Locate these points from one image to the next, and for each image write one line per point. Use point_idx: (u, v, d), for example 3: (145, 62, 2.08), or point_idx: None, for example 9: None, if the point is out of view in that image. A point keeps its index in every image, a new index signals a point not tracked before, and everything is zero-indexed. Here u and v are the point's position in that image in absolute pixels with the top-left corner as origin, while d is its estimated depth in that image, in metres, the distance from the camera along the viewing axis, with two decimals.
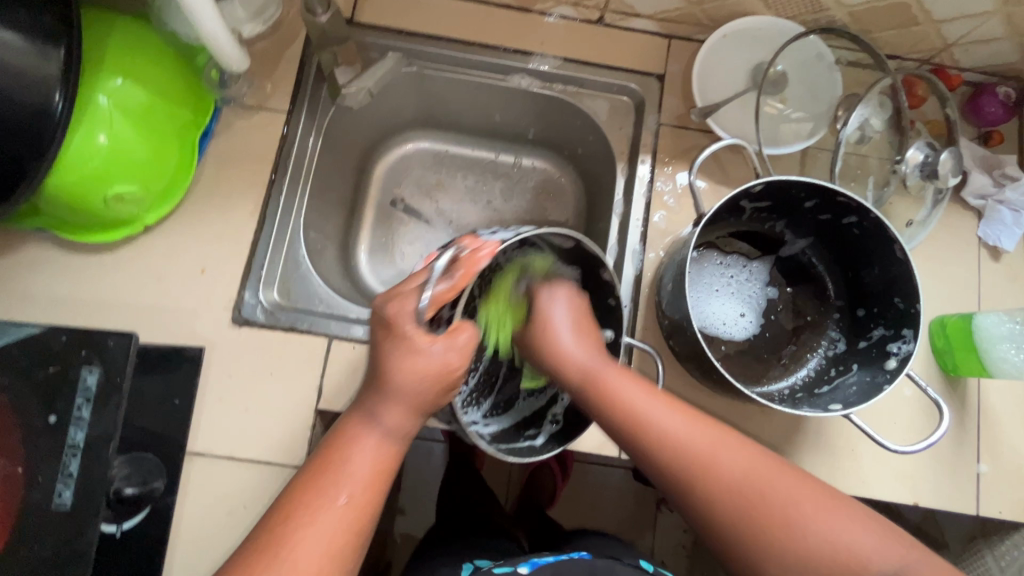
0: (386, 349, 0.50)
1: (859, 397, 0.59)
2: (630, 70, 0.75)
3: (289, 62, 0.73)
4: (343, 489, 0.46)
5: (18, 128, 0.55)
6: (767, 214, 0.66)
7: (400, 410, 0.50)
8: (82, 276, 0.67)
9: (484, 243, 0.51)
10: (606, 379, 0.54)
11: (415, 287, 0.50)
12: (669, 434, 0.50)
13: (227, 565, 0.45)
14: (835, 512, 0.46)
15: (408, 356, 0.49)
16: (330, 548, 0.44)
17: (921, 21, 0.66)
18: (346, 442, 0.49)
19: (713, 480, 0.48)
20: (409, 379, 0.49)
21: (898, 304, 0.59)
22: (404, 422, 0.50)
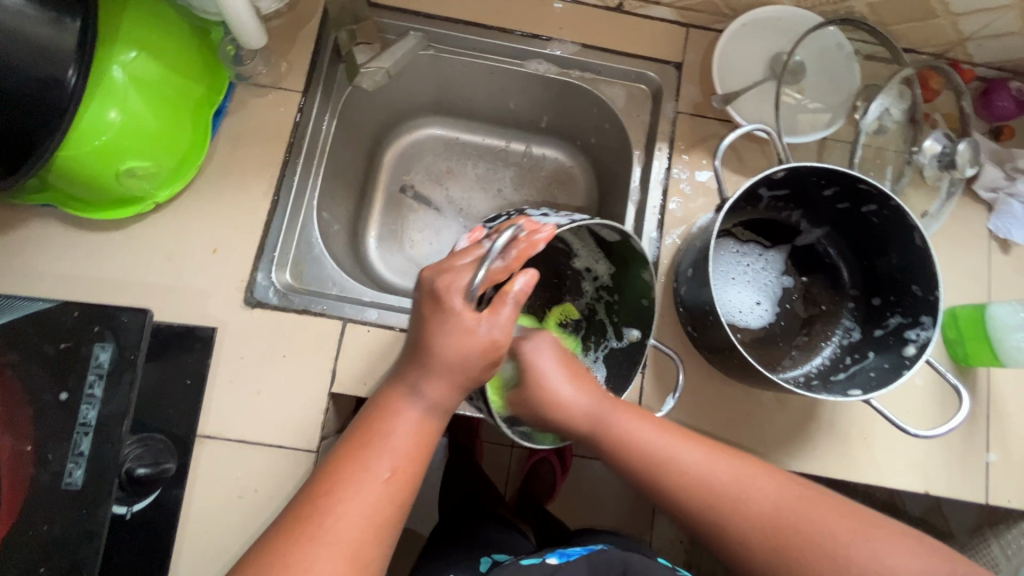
0: (433, 322, 0.48)
1: (878, 382, 0.59)
2: (648, 57, 0.75)
3: (305, 40, 0.72)
4: (385, 462, 0.47)
5: (29, 99, 0.53)
6: (785, 202, 0.66)
7: (442, 385, 0.49)
8: (92, 254, 0.65)
9: (541, 226, 0.50)
10: (614, 423, 0.54)
11: (468, 263, 0.48)
12: (693, 479, 0.50)
13: (264, 537, 0.45)
14: (873, 537, 0.46)
15: (455, 332, 0.47)
16: (369, 521, 0.45)
17: (939, 14, 0.67)
18: (388, 413, 0.49)
19: (748, 516, 0.48)
20: (456, 354, 0.47)
21: (916, 292, 0.59)
22: (446, 397, 0.49)
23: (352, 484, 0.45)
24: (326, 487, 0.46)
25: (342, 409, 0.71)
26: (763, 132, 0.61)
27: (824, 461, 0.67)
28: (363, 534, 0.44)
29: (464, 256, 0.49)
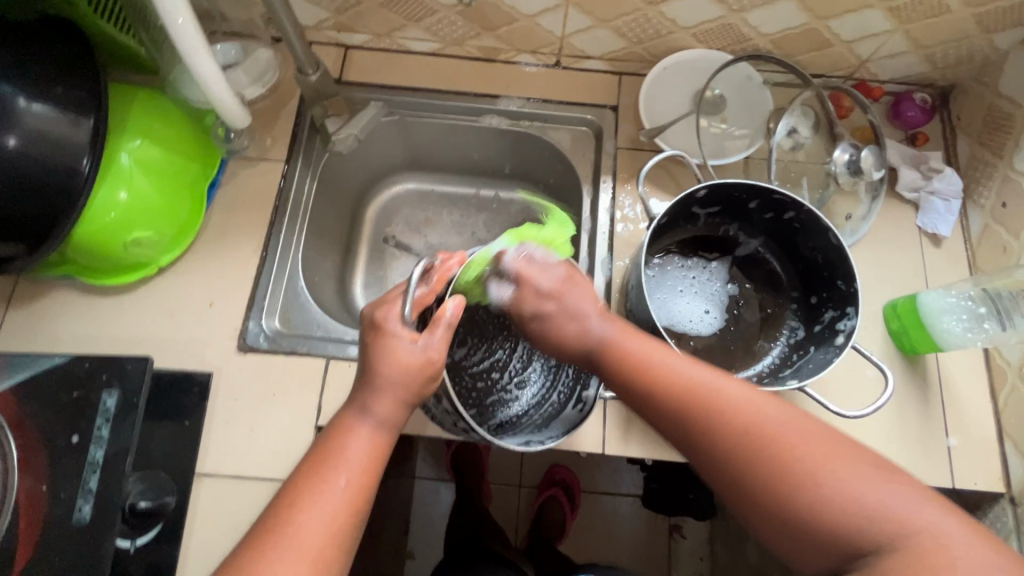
0: (375, 347, 0.54)
1: (816, 371, 0.64)
2: (586, 104, 0.85)
3: (286, 118, 0.83)
4: (344, 475, 0.50)
5: (48, 186, 0.63)
6: (719, 218, 0.73)
7: (388, 401, 0.53)
8: (105, 315, 0.74)
9: (453, 255, 0.62)
10: (618, 339, 0.56)
11: (400, 294, 0.57)
12: (694, 390, 0.50)
13: (232, 557, 0.47)
14: (861, 466, 0.43)
15: (396, 355, 0.53)
16: (331, 530, 0.48)
17: (834, 43, 0.76)
18: (342, 433, 0.53)
19: (717, 424, 0.48)
20: (398, 372, 0.53)
21: (841, 286, 0.65)
22: (393, 411, 0.54)
23: (312, 500, 0.48)
24: (287, 507, 0.48)
25: None
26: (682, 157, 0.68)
27: None
28: (327, 542, 0.47)
29: (397, 291, 0.58)
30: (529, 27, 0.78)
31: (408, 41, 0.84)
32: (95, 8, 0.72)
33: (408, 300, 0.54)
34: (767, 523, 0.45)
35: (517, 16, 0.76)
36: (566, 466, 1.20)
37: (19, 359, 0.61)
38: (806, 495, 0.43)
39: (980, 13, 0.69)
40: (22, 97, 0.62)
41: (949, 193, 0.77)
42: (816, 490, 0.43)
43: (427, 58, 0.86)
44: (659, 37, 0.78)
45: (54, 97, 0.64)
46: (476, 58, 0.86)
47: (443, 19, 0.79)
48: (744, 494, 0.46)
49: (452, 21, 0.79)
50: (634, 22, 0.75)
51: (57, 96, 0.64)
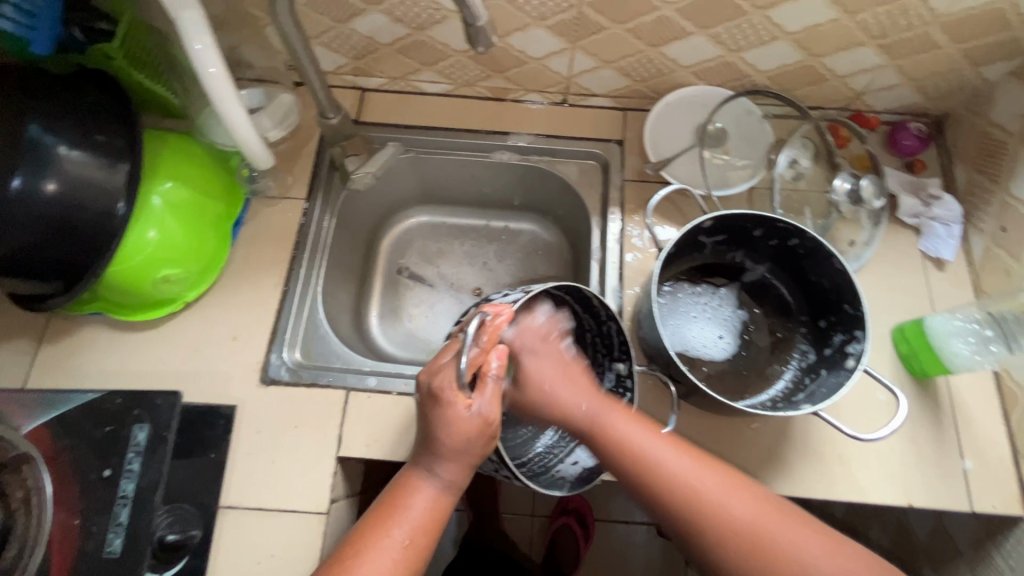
0: (432, 414, 0.55)
1: (829, 395, 0.65)
2: (594, 138, 0.88)
3: (307, 158, 0.87)
4: (405, 531, 0.53)
5: (86, 228, 0.67)
6: (726, 246, 0.75)
7: (455, 466, 0.55)
8: (132, 350, 0.76)
9: (500, 308, 0.62)
10: (608, 424, 0.58)
11: (450, 358, 0.57)
12: (624, 441, 0.57)
13: None
14: (831, 549, 0.50)
15: (455, 422, 0.54)
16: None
17: (829, 77, 0.79)
18: (406, 490, 0.55)
19: (704, 512, 0.52)
20: (460, 437, 0.54)
21: (848, 310, 0.66)
22: (459, 475, 0.56)
23: (374, 556, 0.51)
24: (349, 559, 0.52)
25: (350, 472, 0.77)
26: (685, 190, 0.72)
27: (804, 481, 0.70)
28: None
29: (445, 355, 0.58)
30: (538, 68, 0.82)
31: (421, 83, 0.88)
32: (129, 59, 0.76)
33: (464, 363, 0.54)
34: None
35: (526, 59, 0.80)
36: (580, 494, 1.18)
37: (54, 397, 0.63)
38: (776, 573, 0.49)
39: (967, 48, 0.72)
40: (62, 145, 0.66)
41: (950, 218, 0.79)
42: (727, 527, 0.51)
43: (439, 98, 0.90)
44: (661, 76, 0.81)
45: (92, 145, 0.68)
46: (487, 98, 0.90)
47: (455, 63, 0.83)
48: (701, 547, 0.52)
49: (464, 65, 0.83)
50: (637, 62, 0.79)
51: (95, 143, 0.68)
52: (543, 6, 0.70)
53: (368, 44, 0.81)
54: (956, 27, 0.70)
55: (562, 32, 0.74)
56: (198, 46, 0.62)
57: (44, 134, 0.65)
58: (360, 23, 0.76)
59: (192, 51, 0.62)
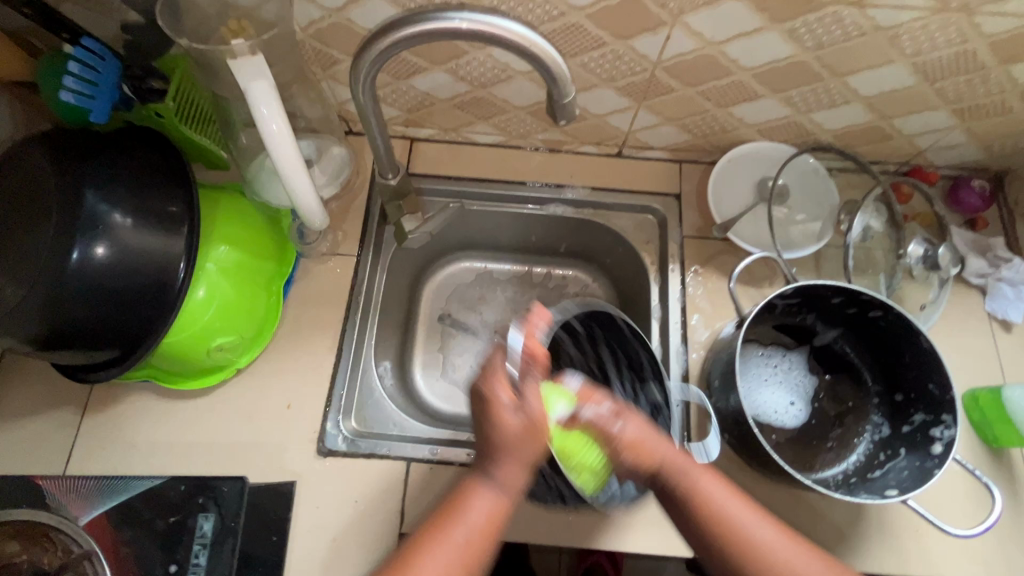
0: (485, 414, 0.53)
1: (913, 480, 0.62)
2: (650, 192, 0.87)
3: (357, 212, 0.84)
4: (446, 565, 0.47)
5: (147, 296, 0.65)
6: (797, 309, 0.73)
7: (514, 469, 0.51)
8: (182, 420, 0.73)
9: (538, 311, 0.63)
10: (694, 476, 0.54)
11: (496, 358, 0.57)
12: (708, 497, 0.53)
13: None
14: None
15: (504, 420, 0.52)
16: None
17: (895, 137, 0.78)
18: (466, 495, 0.51)
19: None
20: (514, 436, 0.52)
21: (933, 390, 0.65)
22: (518, 479, 0.51)
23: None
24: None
25: None
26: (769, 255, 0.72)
27: (885, 559, 0.68)
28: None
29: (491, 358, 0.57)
30: (598, 124, 0.80)
31: (474, 134, 0.86)
32: (178, 113, 0.72)
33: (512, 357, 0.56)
34: None
35: (587, 116, 0.78)
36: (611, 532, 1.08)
37: (115, 484, 0.69)
38: None
39: None
40: (116, 213, 0.63)
41: (1018, 279, 0.78)
42: None
43: (491, 149, 0.88)
44: (724, 132, 0.80)
45: (152, 210, 0.65)
46: (540, 149, 0.88)
47: (512, 117, 0.81)
48: None
49: (521, 120, 0.81)
50: (702, 121, 0.77)
51: (155, 207, 0.66)
52: (615, 70, 0.68)
53: (425, 99, 0.78)
54: None
55: (630, 92, 0.72)
56: (265, 112, 0.58)
57: (100, 203, 0.62)
58: (420, 80, 0.74)
59: (258, 116, 0.58)
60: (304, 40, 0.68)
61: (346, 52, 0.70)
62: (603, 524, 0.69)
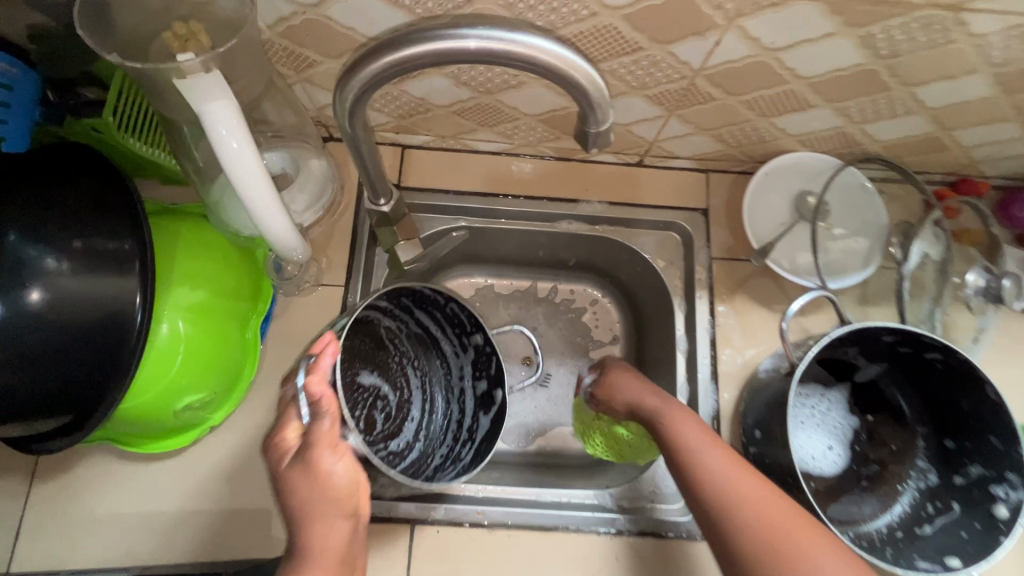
0: (290, 484, 0.45)
1: (981, 548, 0.57)
2: (674, 207, 0.77)
3: (343, 234, 0.73)
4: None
5: (97, 357, 0.54)
6: (840, 346, 0.65)
7: (334, 531, 0.45)
8: (149, 487, 0.64)
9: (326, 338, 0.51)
10: (736, 486, 0.49)
11: (290, 416, 0.47)
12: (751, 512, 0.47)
13: None
14: None
15: (314, 481, 0.44)
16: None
17: (951, 148, 0.70)
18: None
19: None
20: (319, 498, 0.45)
21: (996, 444, 0.59)
22: (339, 537, 0.45)
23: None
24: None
25: None
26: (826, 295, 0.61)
27: None
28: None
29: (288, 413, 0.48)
30: (619, 133, 0.70)
31: (475, 141, 0.75)
32: (123, 126, 0.60)
33: (301, 407, 0.46)
34: None
35: None
36: None
37: None
38: None
39: None
40: (50, 256, 0.52)
41: None
42: None
43: (494, 158, 0.78)
44: (762, 142, 0.70)
45: (95, 254, 0.54)
46: (550, 158, 0.78)
47: (521, 125, 0.70)
48: None
49: (531, 127, 0.71)
50: (739, 131, 0.68)
51: (99, 250, 0.54)
52: (649, 77, 0.57)
53: (419, 104, 0.67)
54: None
55: (662, 101, 0.62)
56: (223, 133, 0.46)
57: (27, 246, 0.51)
58: (415, 85, 0.63)
59: (215, 137, 0.46)
60: (272, 39, 0.56)
61: (324, 54, 0.58)
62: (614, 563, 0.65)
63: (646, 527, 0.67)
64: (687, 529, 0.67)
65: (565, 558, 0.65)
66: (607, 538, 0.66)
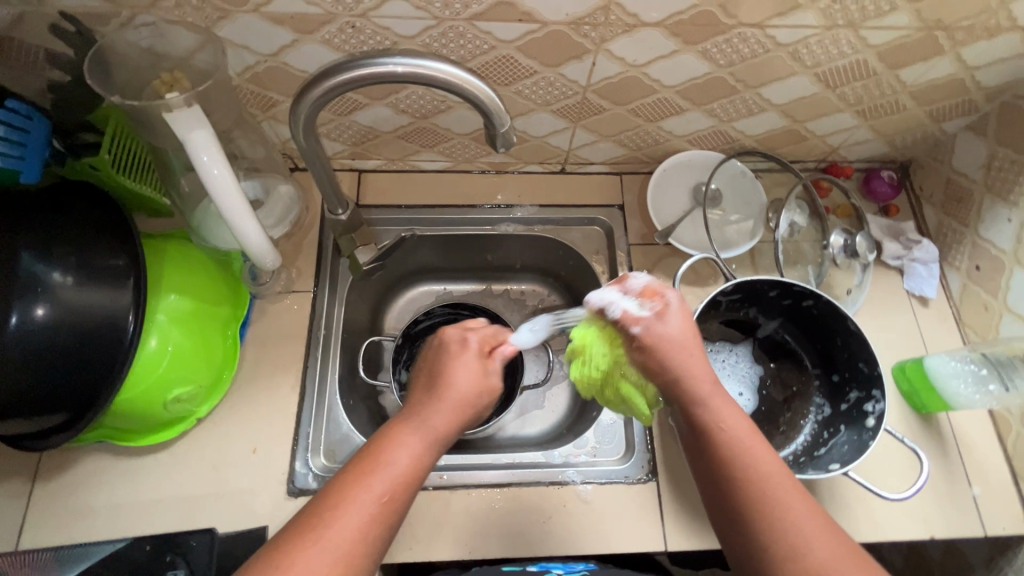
0: (446, 358, 0.60)
1: (853, 454, 0.68)
2: (595, 205, 0.90)
3: (310, 248, 0.85)
4: (386, 484, 0.50)
5: (92, 358, 0.61)
6: (739, 305, 0.78)
7: (448, 417, 0.56)
8: (142, 478, 0.71)
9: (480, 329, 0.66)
10: (713, 400, 0.54)
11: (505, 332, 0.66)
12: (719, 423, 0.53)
13: (283, 530, 0.48)
14: None
15: (463, 367, 0.59)
16: (355, 545, 0.47)
17: (810, 138, 0.84)
18: (389, 443, 0.53)
19: (771, 521, 0.49)
20: (465, 380, 0.58)
21: (863, 368, 0.71)
22: (447, 428, 0.56)
23: (353, 503, 0.48)
24: (330, 503, 0.49)
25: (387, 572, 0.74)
26: (707, 258, 0.75)
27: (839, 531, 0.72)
28: (354, 547, 0.47)
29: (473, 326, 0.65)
30: (539, 144, 0.83)
31: (420, 162, 0.89)
32: (117, 165, 0.71)
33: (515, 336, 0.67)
34: None
35: (528, 138, 0.81)
36: None
37: (71, 554, 0.63)
38: None
39: (931, 109, 0.79)
40: (56, 271, 0.60)
41: (928, 259, 0.86)
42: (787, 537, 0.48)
43: (438, 175, 0.91)
44: (657, 144, 0.85)
45: (97, 268, 0.62)
46: (486, 172, 0.91)
47: (456, 144, 0.84)
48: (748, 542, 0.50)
49: (465, 145, 0.84)
50: (635, 135, 0.82)
51: (100, 264, 0.62)
52: (549, 94, 0.71)
53: (369, 132, 0.80)
54: (922, 94, 0.76)
55: (565, 115, 0.76)
56: (206, 159, 0.57)
57: (37, 263, 0.59)
58: (362, 115, 0.76)
59: (199, 163, 0.57)
60: (242, 84, 0.69)
61: (284, 94, 0.71)
62: (561, 509, 0.73)
63: (588, 477, 0.75)
64: (625, 475, 0.76)
65: (519, 510, 0.73)
66: (554, 488, 0.74)
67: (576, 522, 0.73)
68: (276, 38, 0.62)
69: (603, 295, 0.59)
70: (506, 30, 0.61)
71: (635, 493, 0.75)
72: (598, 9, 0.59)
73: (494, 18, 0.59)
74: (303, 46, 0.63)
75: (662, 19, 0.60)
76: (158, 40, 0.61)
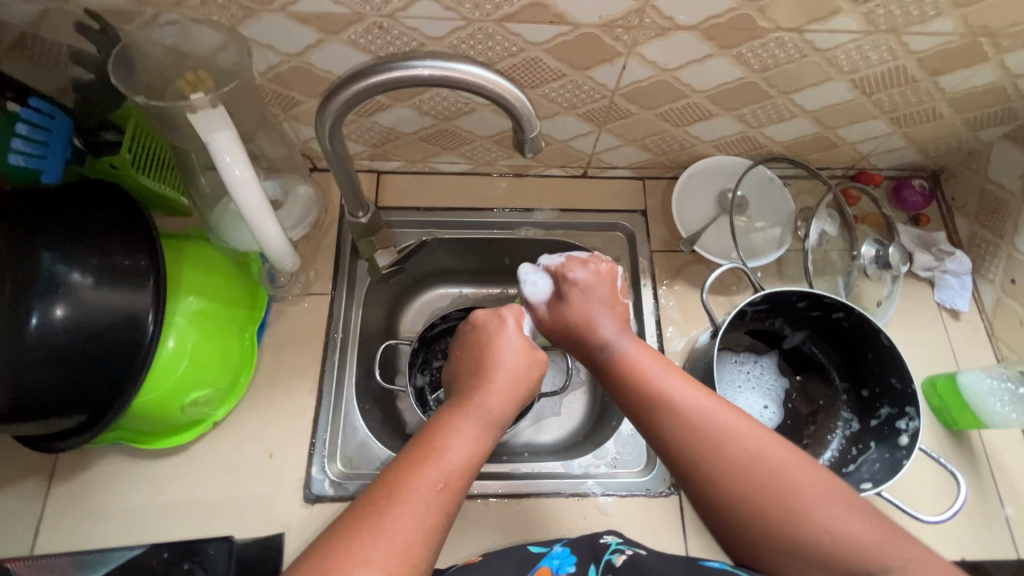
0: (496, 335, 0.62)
1: (885, 473, 0.66)
2: (617, 210, 0.89)
3: (328, 250, 0.84)
4: (443, 474, 0.47)
5: (112, 361, 0.60)
6: (766, 316, 0.76)
7: (505, 396, 0.56)
8: (158, 480, 0.71)
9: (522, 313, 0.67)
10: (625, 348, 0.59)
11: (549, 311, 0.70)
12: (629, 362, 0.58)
13: (333, 525, 0.43)
14: (828, 495, 0.48)
15: (513, 342, 0.62)
16: (420, 536, 0.43)
17: (841, 145, 0.82)
18: (443, 433, 0.50)
19: (700, 438, 0.51)
20: (516, 355, 0.60)
21: (896, 384, 0.69)
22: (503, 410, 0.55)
23: (411, 492, 0.44)
24: (388, 493, 0.44)
25: None
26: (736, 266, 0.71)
27: None
28: (419, 537, 0.43)
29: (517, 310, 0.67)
30: (562, 148, 0.82)
31: (441, 164, 0.87)
32: (136, 164, 0.69)
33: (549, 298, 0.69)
34: (740, 526, 0.49)
35: (552, 141, 0.80)
36: None
37: (90, 557, 0.63)
38: (768, 504, 0.48)
39: (968, 117, 0.77)
40: (76, 272, 0.59)
41: (961, 271, 0.84)
42: (715, 446, 0.50)
43: (458, 178, 0.89)
44: (682, 149, 0.83)
45: (118, 270, 0.61)
46: (507, 175, 0.90)
47: (478, 146, 0.83)
48: (689, 466, 0.52)
49: (486, 148, 0.83)
50: (661, 140, 0.80)
51: (121, 265, 0.61)
52: (576, 98, 0.70)
53: (390, 133, 0.79)
54: (960, 101, 0.74)
55: (591, 118, 0.74)
56: (228, 160, 0.56)
57: (57, 263, 0.58)
58: (384, 116, 0.75)
59: (221, 164, 0.56)
60: (264, 84, 0.68)
61: (306, 94, 0.70)
62: (581, 521, 0.72)
63: (609, 488, 0.74)
64: (647, 487, 0.74)
65: (538, 521, 0.72)
66: (575, 500, 0.73)
67: (596, 535, 0.71)
68: (301, 37, 0.61)
69: (531, 272, 0.69)
70: (537, 32, 0.59)
71: (656, 507, 0.73)
72: (633, 12, 0.57)
73: (524, 20, 0.58)
74: (328, 46, 0.62)
75: (698, 22, 0.59)
76: (181, 39, 0.60)
